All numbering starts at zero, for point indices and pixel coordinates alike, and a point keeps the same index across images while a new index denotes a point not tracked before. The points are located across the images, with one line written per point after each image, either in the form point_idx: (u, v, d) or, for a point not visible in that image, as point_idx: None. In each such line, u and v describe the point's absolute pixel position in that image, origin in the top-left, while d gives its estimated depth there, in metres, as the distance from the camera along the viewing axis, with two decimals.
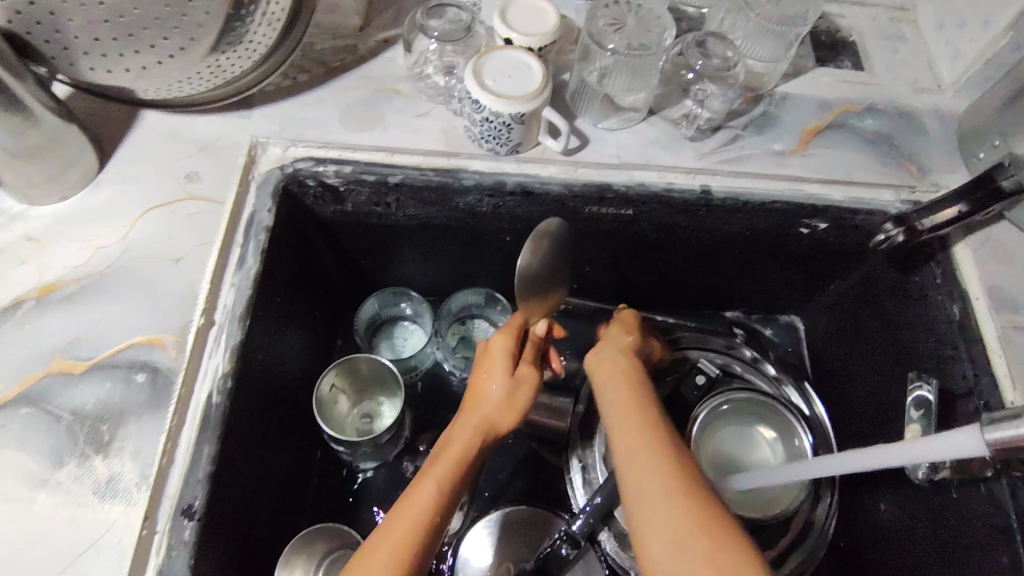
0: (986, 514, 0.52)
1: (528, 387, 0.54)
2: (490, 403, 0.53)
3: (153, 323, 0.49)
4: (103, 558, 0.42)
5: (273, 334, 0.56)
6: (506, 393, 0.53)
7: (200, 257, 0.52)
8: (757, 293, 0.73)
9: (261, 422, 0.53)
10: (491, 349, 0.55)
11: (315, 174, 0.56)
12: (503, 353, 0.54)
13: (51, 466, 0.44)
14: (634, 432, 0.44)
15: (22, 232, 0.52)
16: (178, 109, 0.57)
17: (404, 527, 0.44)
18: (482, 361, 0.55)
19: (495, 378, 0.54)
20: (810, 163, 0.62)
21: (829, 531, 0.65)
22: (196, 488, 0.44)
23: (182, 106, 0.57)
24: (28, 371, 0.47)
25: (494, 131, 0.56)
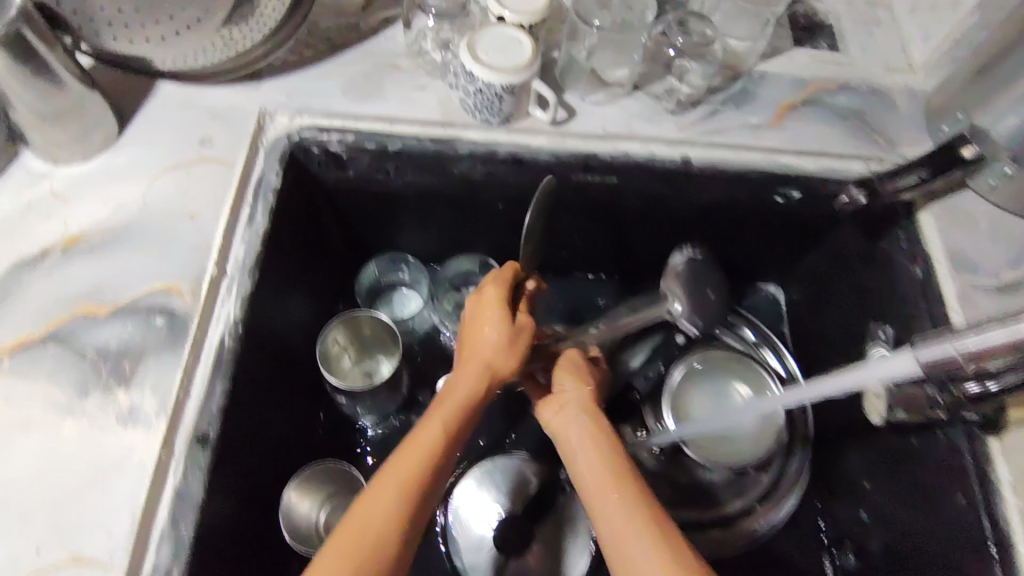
0: (943, 456, 0.57)
1: (525, 334, 0.58)
2: (491, 357, 0.56)
3: (170, 273, 0.53)
4: (126, 474, 0.47)
5: (282, 288, 0.60)
6: (503, 350, 0.56)
7: (213, 214, 0.56)
8: (739, 261, 0.76)
9: (270, 368, 0.58)
10: (486, 300, 0.58)
11: (320, 142, 0.61)
12: (500, 319, 0.57)
13: (78, 395, 0.49)
14: (630, 516, 0.48)
15: (49, 189, 0.56)
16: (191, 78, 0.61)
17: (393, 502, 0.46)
18: (480, 311, 0.58)
19: (493, 334, 0.56)
20: (784, 136, 0.66)
21: (802, 485, 0.70)
22: (211, 420, 0.49)
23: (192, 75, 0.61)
24: (55, 312, 0.51)
25: (487, 101, 0.60)
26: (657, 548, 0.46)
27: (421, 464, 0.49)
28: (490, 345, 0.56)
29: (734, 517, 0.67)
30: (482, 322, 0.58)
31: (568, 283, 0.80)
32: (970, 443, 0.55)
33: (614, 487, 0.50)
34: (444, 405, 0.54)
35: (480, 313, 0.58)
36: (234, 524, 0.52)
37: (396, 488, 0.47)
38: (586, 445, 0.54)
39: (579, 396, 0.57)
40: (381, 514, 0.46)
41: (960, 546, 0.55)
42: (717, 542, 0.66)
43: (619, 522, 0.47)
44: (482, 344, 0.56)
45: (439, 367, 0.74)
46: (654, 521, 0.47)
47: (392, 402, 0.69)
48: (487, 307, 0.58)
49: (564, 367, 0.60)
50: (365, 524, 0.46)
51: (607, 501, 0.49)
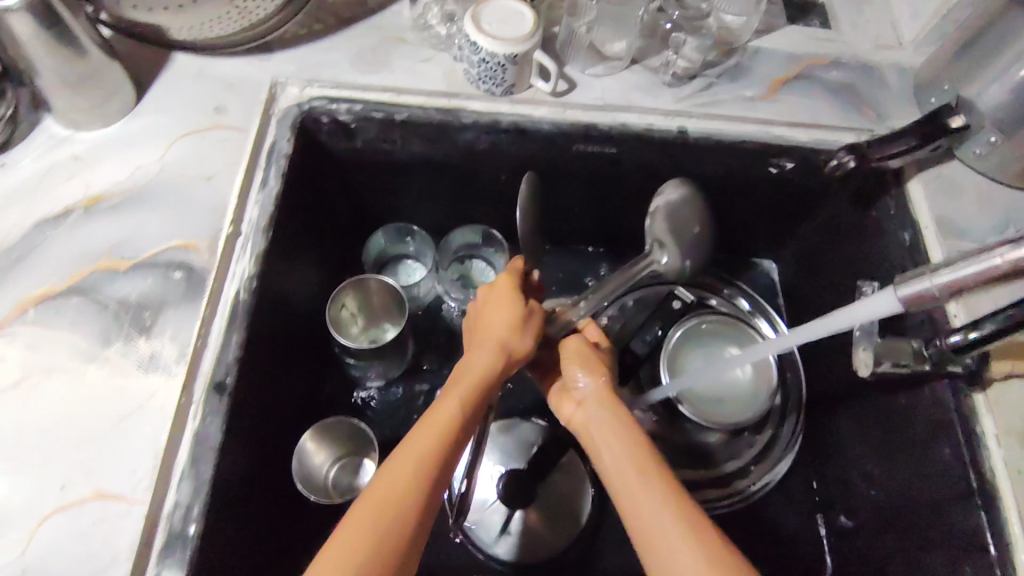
0: (930, 411, 0.59)
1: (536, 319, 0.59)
2: (506, 338, 0.56)
3: (188, 231, 0.56)
4: (146, 417, 0.49)
5: (292, 253, 0.63)
6: (516, 332, 0.56)
7: (228, 177, 0.59)
8: (731, 234, 0.79)
9: (282, 328, 0.61)
10: (496, 286, 0.60)
11: (328, 111, 0.63)
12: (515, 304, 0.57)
13: (101, 344, 0.51)
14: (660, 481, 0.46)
15: (69, 153, 0.59)
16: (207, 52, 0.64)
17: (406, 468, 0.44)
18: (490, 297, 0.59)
19: (506, 318, 0.57)
20: (778, 107, 0.68)
21: (794, 450, 0.72)
22: (228, 368, 0.51)
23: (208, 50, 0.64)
24: (79, 267, 0.54)
25: (490, 71, 0.62)
26: (687, 527, 0.42)
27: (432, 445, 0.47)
28: (504, 328, 0.56)
29: (727, 478, 0.69)
30: (495, 308, 0.58)
31: (570, 255, 0.82)
32: (955, 398, 0.56)
33: (639, 469, 0.47)
34: (457, 385, 0.52)
35: (493, 300, 0.59)
36: (248, 471, 0.54)
37: (406, 470, 0.45)
38: (606, 429, 0.51)
39: (593, 387, 0.56)
40: (391, 499, 0.43)
41: (948, 498, 0.56)
42: (711, 503, 0.68)
43: (644, 504, 0.44)
44: (495, 328, 0.57)
45: (443, 335, 0.76)
46: (681, 500, 0.44)
47: (399, 367, 0.72)
48: (500, 293, 0.59)
49: (571, 361, 0.59)
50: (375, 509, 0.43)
51: (630, 484, 0.46)
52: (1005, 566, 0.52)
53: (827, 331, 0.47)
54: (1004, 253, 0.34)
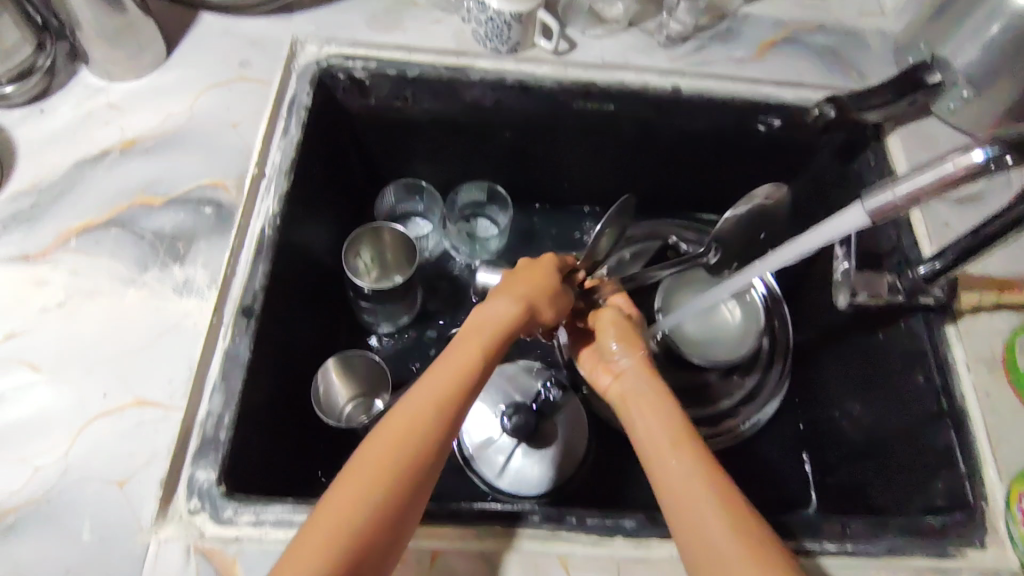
0: (905, 343, 0.63)
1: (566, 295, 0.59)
2: (534, 298, 0.56)
3: (217, 171, 0.61)
4: (181, 334, 0.54)
5: (312, 199, 0.67)
6: (548, 297, 0.57)
7: (253, 124, 0.63)
8: (723, 195, 0.83)
9: (301, 267, 0.65)
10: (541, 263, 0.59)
11: (345, 68, 0.67)
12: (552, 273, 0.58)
13: (138, 270, 0.56)
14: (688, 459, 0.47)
15: (105, 101, 0.63)
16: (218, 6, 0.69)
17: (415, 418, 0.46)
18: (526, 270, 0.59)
19: (544, 282, 0.58)
20: (765, 68, 0.73)
21: (783, 391, 0.76)
22: (254, 294, 0.56)
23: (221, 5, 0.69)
24: (116, 202, 0.59)
25: (497, 29, 0.67)
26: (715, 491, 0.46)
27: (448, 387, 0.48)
28: (535, 288, 0.57)
29: (718, 416, 0.73)
30: (528, 272, 0.58)
31: (571, 216, 0.86)
32: (928, 330, 0.61)
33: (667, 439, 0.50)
34: (477, 335, 0.53)
35: (529, 267, 0.59)
36: (271, 393, 0.59)
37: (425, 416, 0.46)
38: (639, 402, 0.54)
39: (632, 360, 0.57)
40: (407, 435, 0.45)
41: (923, 422, 0.61)
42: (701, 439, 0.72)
43: (674, 469, 0.47)
44: (525, 285, 0.57)
45: (450, 287, 0.81)
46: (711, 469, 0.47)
47: (409, 312, 0.76)
48: (537, 264, 0.59)
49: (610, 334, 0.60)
50: (389, 442, 0.45)
51: (660, 451, 0.49)
52: (974, 480, 0.56)
53: (800, 251, 0.51)
54: (956, 158, 0.39)
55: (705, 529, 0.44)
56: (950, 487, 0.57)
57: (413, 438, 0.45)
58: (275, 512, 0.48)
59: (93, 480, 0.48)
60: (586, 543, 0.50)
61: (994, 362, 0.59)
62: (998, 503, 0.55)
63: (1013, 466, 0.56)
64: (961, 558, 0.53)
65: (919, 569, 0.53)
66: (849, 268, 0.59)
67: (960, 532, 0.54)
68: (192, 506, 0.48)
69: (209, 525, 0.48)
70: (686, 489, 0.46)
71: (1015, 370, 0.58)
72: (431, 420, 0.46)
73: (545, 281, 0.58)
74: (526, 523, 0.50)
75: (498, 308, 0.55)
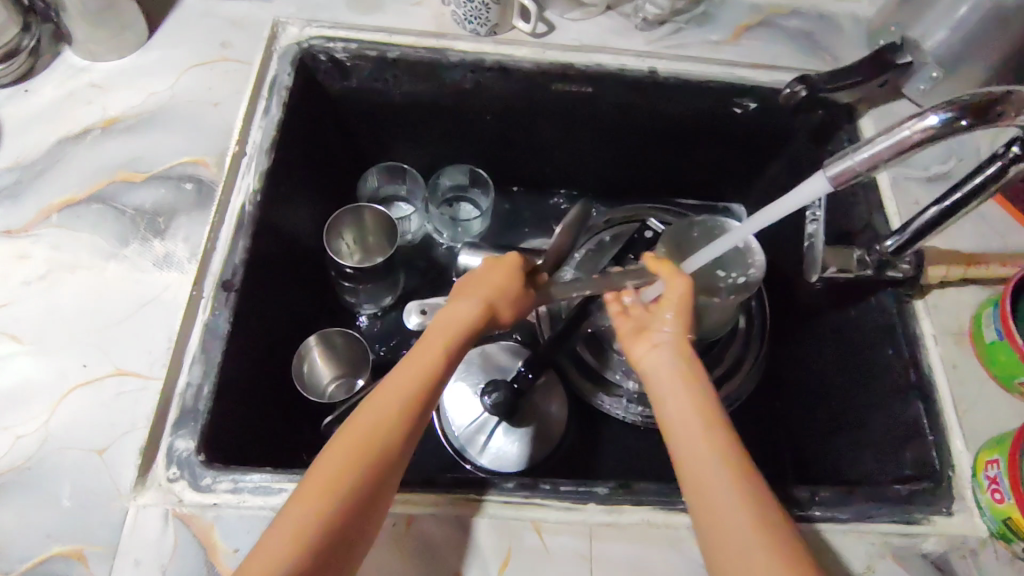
0: (876, 319, 0.64)
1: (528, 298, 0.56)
2: (496, 300, 0.53)
3: (198, 148, 0.62)
4: (162, 306, 0.54)
5: (293, 179, 0.68)
6: (510, 298, 0.54)
7: (234, 103, 0.64)
8: (701, 178, 0.84)
9: (284, 246, 0.66)
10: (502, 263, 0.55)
11: (326, 50, 0.68)
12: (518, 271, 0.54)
13: (119, 244, 0.57)
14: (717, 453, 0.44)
15: (87, 80, 0.64)
16: None
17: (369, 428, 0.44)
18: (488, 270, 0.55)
19: (511, 284, 0.54)
20: (740, 50, 0.74)
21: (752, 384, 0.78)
22: (234, 269, 0.57)
23: None
24: (97, 179, 0.60)
25: (475, 11, 0.67)
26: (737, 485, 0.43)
27: (401, 399, 0.46)
28: (498, 290, 0.54)
29: None
30: (491, 269, 0.55)
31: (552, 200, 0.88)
32: (897, 304, 0.62)
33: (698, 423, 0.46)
34: (437, 339, 0.50)
35: (495, 264, 0.55)
36: (252, 367, 0.59)
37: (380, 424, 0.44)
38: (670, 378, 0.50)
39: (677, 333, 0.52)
40: (353, 457, 0.43)
41: (891, 394, 0.61)
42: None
43: (701, 459, 0.44)
44: (486, 285, 0.54)
45: (432, 269, 0.82)
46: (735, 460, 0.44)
47: (391, 294, 0.77)
48: (503, 262, 0.55)
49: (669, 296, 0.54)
50: (334, 464, 0.42)
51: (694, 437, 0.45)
52: (939, 448, 0.56)
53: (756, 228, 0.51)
54: (913, 125, 0.42)
55: (734, 534, 0.41)
56: (917, 457, 0.58)
57: (368, 449, 0.43)
58: (253, 479, 0.49)
59: (73, 448, 0.49)
60: (560, 509, 0.51)
61: (959, 336, 0.61)
62: (964, 471, 0.55)
63: (978, 434, 0.57)
64: (927, 524, 0.54)
65: (886, 535, 0.53)
66: (817, 245, 0.59)
67: (928, 499, 0.55)
68: (171, 474, 0.49)
69: (187, 492, 0.48)
70: (715, 487, 0.42)
71: (979, 340, 0.59)
72: (389, 428, 0.44)
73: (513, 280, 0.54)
74: (500, 489, 0.51)
75: (457, 308, 0.52)
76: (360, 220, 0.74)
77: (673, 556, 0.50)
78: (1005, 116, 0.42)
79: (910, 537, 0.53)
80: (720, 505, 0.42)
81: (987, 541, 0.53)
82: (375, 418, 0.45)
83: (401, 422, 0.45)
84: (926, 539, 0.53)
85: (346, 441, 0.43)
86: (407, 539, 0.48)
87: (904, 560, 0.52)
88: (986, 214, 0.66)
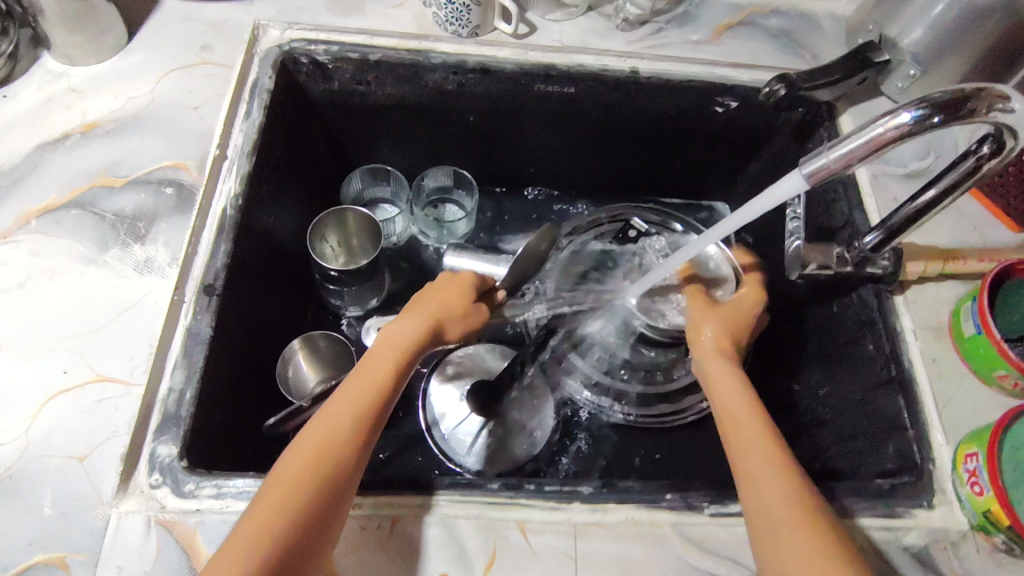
0: (856, 314, 0.65)
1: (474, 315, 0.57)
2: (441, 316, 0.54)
3: (179, 152, 0.61)
4: (143, 311, 0.54)
5: (275, 182, 0.67)
6: (456, 317, 0.55)
7: (215, 106, 0.64)
8: (684, 177, 0.85)
9: (266, 249, 0.66)
10: (449, 285, 0.57)
11: (307, 53, 0.67)
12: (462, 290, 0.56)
13: (99, 250, 0.57)
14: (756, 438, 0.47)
15: (66, 85, 0.64)
16: None
17: (324, 438, 0.44)
18: (433, 292, 0.57)
19: (458, 303, 0.55)
20: (721, 50, 0.74)
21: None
22: (216, 273, 0.56)
23: None
24: (76, 184, 0.59)
25: (456, 12, 0.67)
26: (789, 480, 0.44)
27: (353, 417, 0.46)
28: (446, 308, 0.55)
29: (677, 393, 0.72)
30: (438, 291, 0.56)
31: (536, 200, 0.88)
32: (877, 299, 0.62)
33: (752, 422, 0.49)
34: (384, 353, 0.50)
35: (442, 287, 0.57)
36: (235, 373, 0.59)
37: (334, 434, 0.45)
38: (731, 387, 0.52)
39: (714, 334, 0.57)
40: (305, 474, 0.43)
41: (873, 389, 0.62)
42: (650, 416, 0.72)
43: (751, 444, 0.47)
44: (430, 305, 0.55)
45: (416, 270, 0.81)
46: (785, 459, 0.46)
47: (377, 295, 0.77)
48: (451, 283, 0.57)
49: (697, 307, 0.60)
50: (290, 480, 0.42)
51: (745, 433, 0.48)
52: (920, 443, 0.57)
53: (740, 222, 0.52)
54: (886, 122, 0.42)
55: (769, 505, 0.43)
56: (899, 451, 0.58)
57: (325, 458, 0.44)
58: (236, 485, 0.49)
59: (54, 454, 0.49)
60: (544, 509, 0.51)
61: (939, 330, 0.61)
62: (945, 464, 0.56)
63: (958, 428, 0.57)
64: (910, 518, 0.54)
65: (870, 529, 0.53)
66: (799, 243, 0.60)
67: (909, 493, 0.55)
68: (153, 480, 0.49)
69: (169, 498, 0.48)
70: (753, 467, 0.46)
71: (958, 334, 0.60)
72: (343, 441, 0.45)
73: (461, 301, 0.56)
74: (484, 490, 0.51)
75: (403, 326, 0.52)
76: (342, 225, 0.74)
77: (657, 553, 0.50)
78: (976, 114, 0.42)
79: (892, 530, 0.53)
80: (762, 493, 0.44)
81: (968, 533, 0.54)
82: (328, 436, 0.45)
83: (353, 441, 0.45)
84: (908, 532, 0.53)
85: (300, 457, 0.43)
86: (391, 541, 0.48)
87: (887, 554, 0.52)
88: (964, 210, 0.67)
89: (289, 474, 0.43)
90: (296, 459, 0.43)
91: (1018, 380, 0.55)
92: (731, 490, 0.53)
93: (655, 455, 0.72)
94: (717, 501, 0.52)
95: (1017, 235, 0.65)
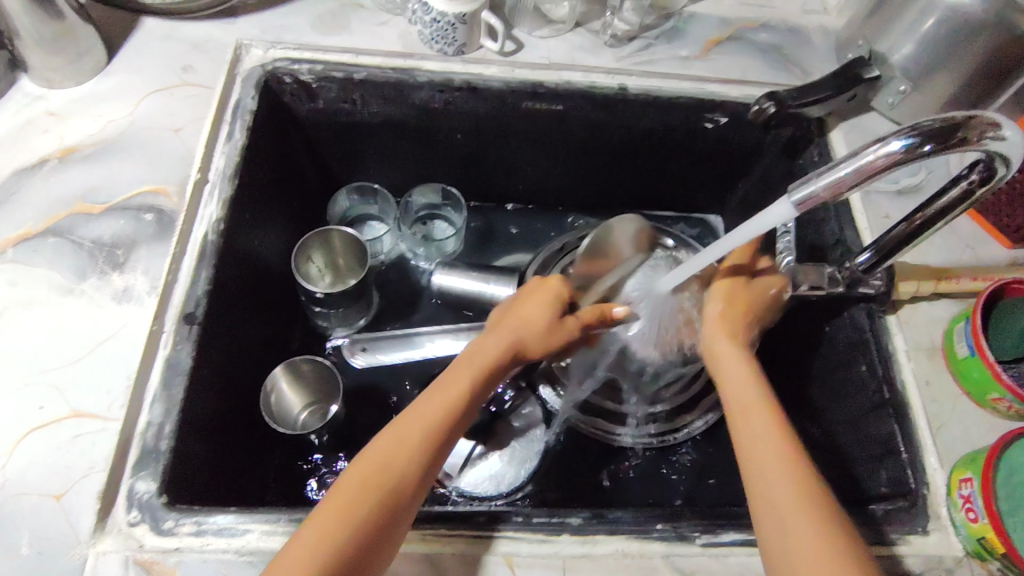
0: (850, 335, 0.64)
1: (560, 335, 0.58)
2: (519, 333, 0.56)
3: (158, 176, 0.60)
4: (120, 343, 0.53)
5: (259, 206, 0.66)
6: (534, 334, 0.57)
7: (194, 129, 0.63)
8: (676, 192, 0.84)
9: (248, 273, 0.64)
10: (538, 291, 0.59)
11: (291, 72, 0.66)
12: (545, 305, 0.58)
13: (76, 279, 0.55)
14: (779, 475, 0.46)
15: (44, 108, 0.63)
16: (158, 12, 0.68)
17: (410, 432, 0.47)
18: (524, 299, 0.59)
19: (538, 317, 0.57)
20: (710, 65, 0.73)
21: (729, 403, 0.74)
22: (197, 301, 0.56)
23: (157, 10, 0.68)
24: (53, 212, 0.58)
25: (442, 31, 0.66)
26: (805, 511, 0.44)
27: (425, 422, 0.48)
28: (523, 326, 0.57)
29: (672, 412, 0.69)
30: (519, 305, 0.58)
31: (527, 214, 0.87)
32: (869, 319, 0.62)
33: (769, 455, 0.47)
34: (463, 366, 0.53)
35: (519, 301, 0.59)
36: (217, 400, 0.58)
37: (411, 434, 0.47)
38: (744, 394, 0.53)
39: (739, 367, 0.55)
40: (381, 469, 0.44)
41: (867, 410, 0.61)
42: (642, 436, 0.70)
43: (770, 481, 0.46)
44: (516, 323, 0.57)
45: (404, 288, 0.80)
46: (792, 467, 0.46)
47: (365, 316, 0.76)
48: (537, 294, 0.59)
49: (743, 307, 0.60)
50: (368, 471, 0.44)
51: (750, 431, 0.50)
52: (913, 466, 0.56)
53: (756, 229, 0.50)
54: (876, 150, 0.42)
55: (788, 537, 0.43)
56: (892, 475, 0.57)
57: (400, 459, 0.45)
58: (217, 521, 0.48)
59: (30, 492, 0.47)
60: (532, 542, 0.50)
61: (932, 350, 0.60)
62: (939, 489, 0.55)
63: (952, 449, 0.56)
64: (906, 545, 0.53)
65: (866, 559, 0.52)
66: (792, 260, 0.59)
67: (902, 519, 0.54)
68: (131, 517, 0.47)
69: (148, 537, 0.47)
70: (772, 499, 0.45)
71: (951, 355, 0.59)
72: (421, 444, 0.46)
73: (540, 311, 0.57)
74: (472, 523, 0.50)
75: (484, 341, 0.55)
76: (323, 240, 0.72)
77: None
78: (967, 143, 0.41)
79: (890, 558, 0.52)
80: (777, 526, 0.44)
81: (963, 560, 0.53)
82: (399, 440, 0.46)
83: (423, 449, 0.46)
84: (902, 559, 0.52)
85: (378, 453, 0.46)
86: None
87: None
88: (956, 228, 0.66)
89: (366, 467, 0.45)
90: (371, 458, 0.45)
91: (1011, 403, 0.55)
92: (722, 519, 0.52)
93: (651, 478, 0.71)
94: (709, 530, 0.51)
95: (1009, 252, 0.65)
